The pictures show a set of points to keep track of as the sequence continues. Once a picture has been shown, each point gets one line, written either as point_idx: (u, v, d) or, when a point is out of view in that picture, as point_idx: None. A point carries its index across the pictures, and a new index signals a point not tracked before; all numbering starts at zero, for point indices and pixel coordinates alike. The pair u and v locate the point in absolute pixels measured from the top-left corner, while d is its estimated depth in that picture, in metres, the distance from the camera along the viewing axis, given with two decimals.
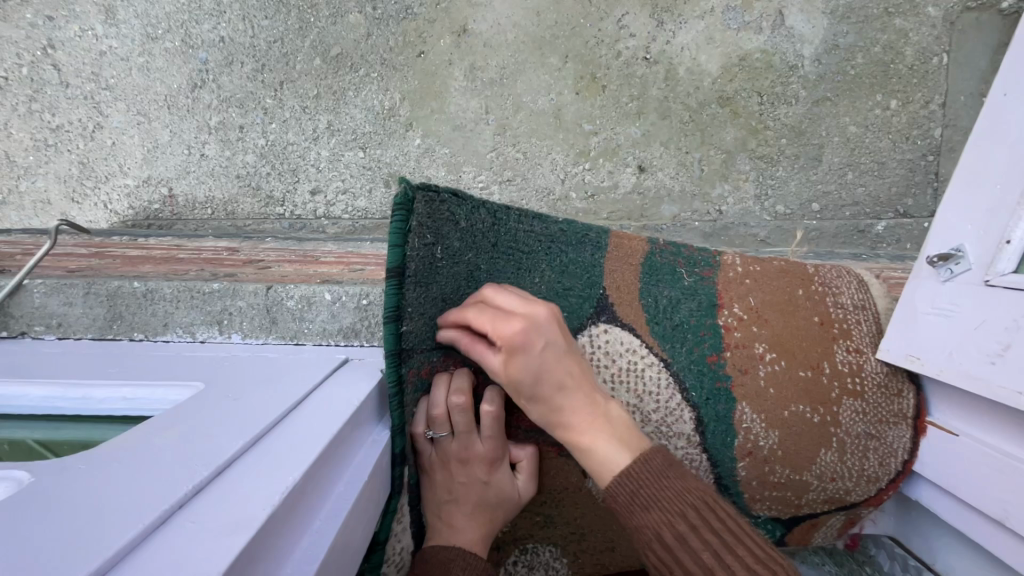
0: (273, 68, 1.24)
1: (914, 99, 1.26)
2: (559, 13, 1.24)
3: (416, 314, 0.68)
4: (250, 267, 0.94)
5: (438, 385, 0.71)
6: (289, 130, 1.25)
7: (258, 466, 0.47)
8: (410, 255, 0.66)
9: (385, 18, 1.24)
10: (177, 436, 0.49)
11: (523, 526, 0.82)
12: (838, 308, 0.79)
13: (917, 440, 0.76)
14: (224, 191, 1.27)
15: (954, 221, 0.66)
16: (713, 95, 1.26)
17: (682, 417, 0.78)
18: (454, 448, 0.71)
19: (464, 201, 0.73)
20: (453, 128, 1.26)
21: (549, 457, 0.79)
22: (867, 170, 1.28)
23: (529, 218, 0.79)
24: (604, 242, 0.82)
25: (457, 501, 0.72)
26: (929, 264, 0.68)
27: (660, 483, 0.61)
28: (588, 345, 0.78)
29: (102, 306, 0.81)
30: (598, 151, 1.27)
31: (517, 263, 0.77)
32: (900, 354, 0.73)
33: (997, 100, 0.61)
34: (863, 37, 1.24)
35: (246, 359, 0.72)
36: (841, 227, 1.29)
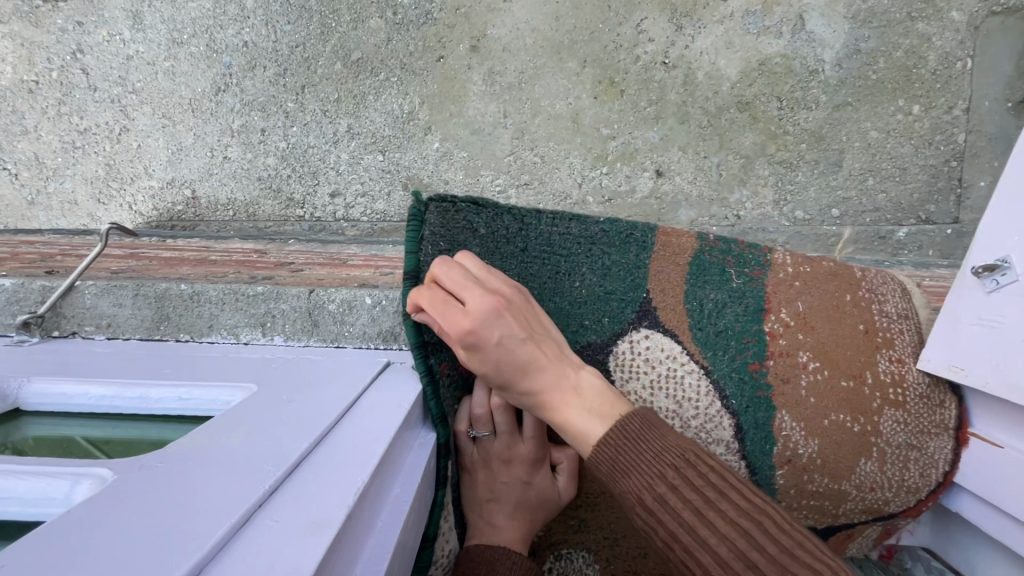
0: (295, 72, 1.26)
1: (937, 104, 1.24)
2: (577, 18, 1.25)
3: None
4: (283, 270, 0.96)
5: (478, 385, 0.73)
6: (310, 134, 1.27)
7: (326, 468, 0.48)
8: (424, 259, 0.72)
9: (406, 23, 1.25)
10: (243, 436, 0.50)
11: (557, 529, 0.81)
12: (883, 316, 0.77)
13: (959, 450, 0.75)
14: (246, 193, 1.28)
15: (1001, 225, 0.64)
16: (732, 99, 1.26)
17: (721, 423, 0.78)
18: (496, 447, 0.72)
19: (485, 209, 0.76)
20: (472, 132, 1.27)
21: (588, 461, 0.79)
22: (889, 176, 1.26)
23: (563, 220, 0.79)
24: (649, 241, 0.81)
25: (498, 501, 0.73)
26: (974, 272, 0.67)
27: (639, 447, 0.59)
28: (628, 350, 0.79)
29: (150, 308, 0.83)
30: (615, 155, 1.27)
31: (556, 267, 0.78)
32: (941, 364, 0.72)
33: None
34: (886, 41, 1.23)
35: (294, 360, 0.73)
36: (862, 233, 1.28)
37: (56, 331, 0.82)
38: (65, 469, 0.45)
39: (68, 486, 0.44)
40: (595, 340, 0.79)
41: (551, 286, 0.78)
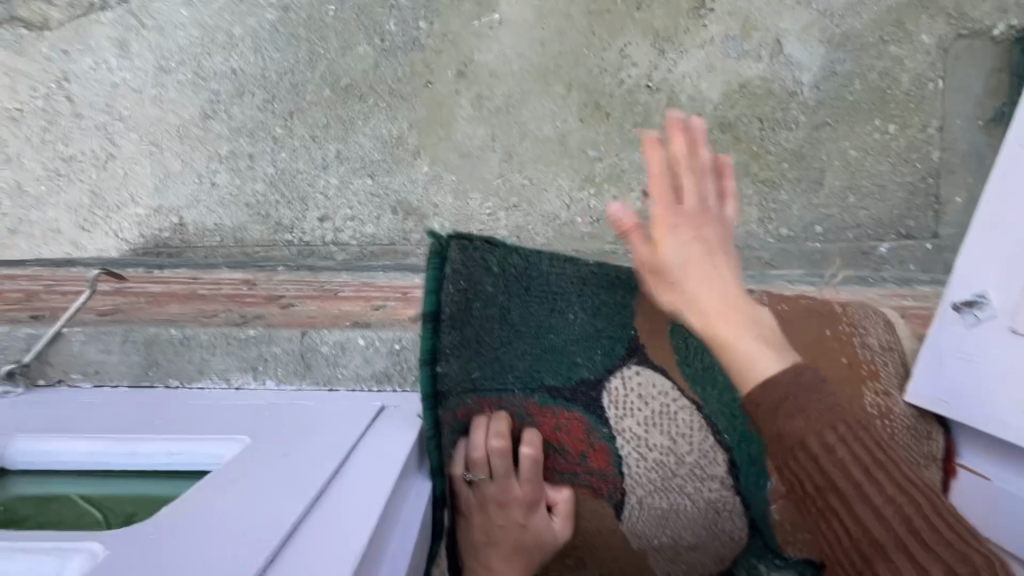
0: (283, 99, 1.27)
1: (911, 124, 1.28)
2: (562, 44, 1.27)
3: (451, 356, 0.71)
4: (274, 305, 0.95)
5: (476, 428, 0.71)
6: (299, 159, 1.27)
7: (321, 532, 0.48)
8: (445, 300, 0.71)
9: (393, 50, 1.27)
10: (236, 500, 0.50)
11: (555, 570, 0.79)
12: (865, 348, 0.85)
13: (949, 479, 0.81)
14: (234, 219, 1.28)
15: (973, 265, 0.72)
16: (714, 121, 1.29)
17: (716, 458, 0.78)
18: (492, 490, 0.71)
19: (497, 247, 0.76)
20: (460, 156, 1.29)
21: (584, 500, 0.77)
22: (868, 194, 1.30)
23: (560, 261, 0.80)
24: (634, 281, 0.83)
25: (496, 545, 0.71)
26: (953, 308, 0.74)
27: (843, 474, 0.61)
28: (621, 386, 0.78)
29: (138, 352, 0.81)
30: (603, 176, 1.29)
31: (552, 306, 0.78)
32: (928, 398, 0.78)
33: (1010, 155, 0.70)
34: (860, 64, 1.27)
35: (286, 407, 0.73)
36: (845, 249, 1.30)
37: (41, 379, 0.80)
38: (55, 546, 0.45)
39: (59, 562, 0.44)
40: (588, 377, 0.78)
41: (550, 323, 0.78)
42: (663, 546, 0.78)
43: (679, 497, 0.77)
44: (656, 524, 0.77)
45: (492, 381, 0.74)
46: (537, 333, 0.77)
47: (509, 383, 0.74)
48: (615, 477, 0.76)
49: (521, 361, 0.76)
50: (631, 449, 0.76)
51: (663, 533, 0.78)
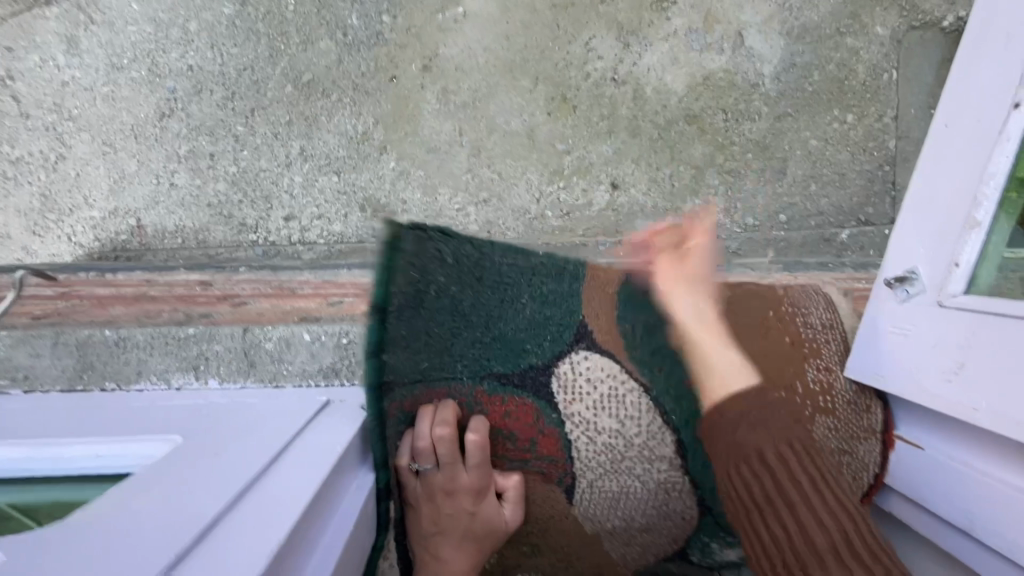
0: (243, 96, 1.24)
1: (868, 113, 1.32)
2: (528, 37, 1.27)
3: (400, 346, 0.75)
4: (226, 304, 0.93)
5: (423, 417, 0.72)
6: (262, 157, 1.24)
7: (240, 529, 0.47)
8: (394, 293, 0.75)
9: (356, 44, 1.25)
10: (157, 500, 0.50)
11: (510, 555, 0.82)
12: (808, 328, 0.83)
13: (887, 453, 0.78)
14: (196, 220, 1.24)
15: (908, 244, 0.74)
16: (680, 113, 1.30)
17: (664, 440, 0.78)
18: (439, 479, 0.71)
19: (451, 239, 0.79)
20: (428, 151, 1.27)
21: (535, 485, 0.78)
22: (829, 182, 1.33)
23: (512, 254, 0.83)
24: (582, 273, 0.84)
25: (444, 533, 0.72)
26: (887, 286, 0.76)
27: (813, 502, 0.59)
28: (569, 371, 0.78)
29: (71, 357, 0.84)
30: (572, 170, 1.29)
31: (502, 295, 0.79)
32: (866, 373, 0.77)
33: (940, 130, 0.72)
34: (819, 55, 1.31)
35: (228, 406, 0.74)
36: (808, 237, 1.34)
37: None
38: None
39: None
40: (538, 363, 0.78)
41: (500, 313, 0.79)
42: (616, 529, 0.80)
43: (630, 479, 0.78)
44: (608, 507, 0.79)
45: (441, 370, 0.76)
46: (487, 322, 0.78)
47: (458, 372, 0.76)
48: (565, 461, 0.78)
49: (472, 350, 0.77)
50: (580, 434, 0.77)
51: (615, 516, 0.79)
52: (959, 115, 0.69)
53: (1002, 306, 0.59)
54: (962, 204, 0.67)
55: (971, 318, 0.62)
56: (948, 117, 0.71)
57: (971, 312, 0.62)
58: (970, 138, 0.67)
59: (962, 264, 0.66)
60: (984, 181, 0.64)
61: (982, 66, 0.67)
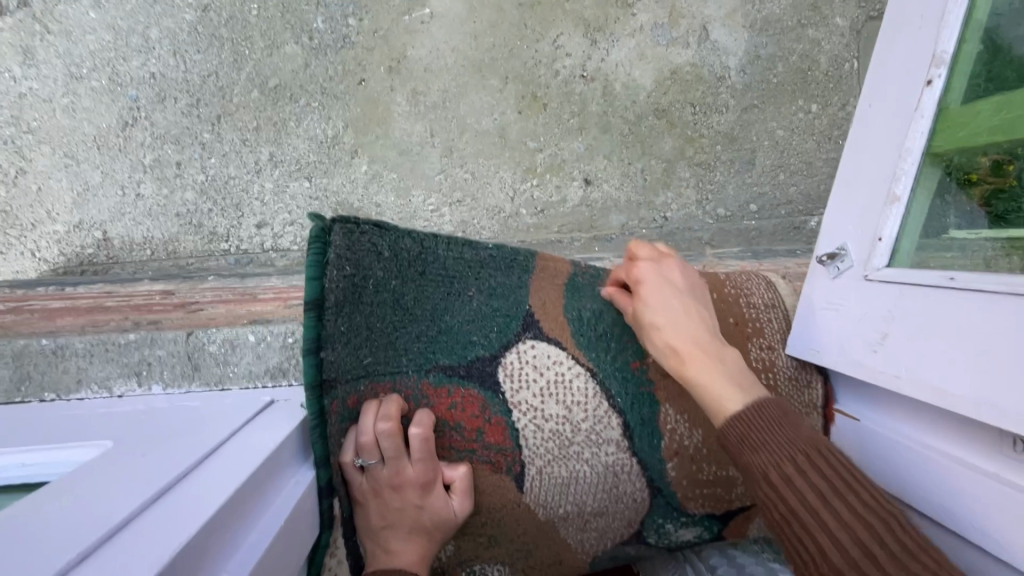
0: (209, 103, 1.22)
1: (832, 103, 1.35)
2: (495, 36, 1.27)
3: (338, 344, 0.67)
4: (182, 311, 0.95)
5: (366, 412, 0.70)
6: (230, 164, 1.23)
7: (154, 524, 0.45)
8: (329, 286, 0.66)
9: (323, 48, 1.24)
10: (71, 500, 0.47)
11: (467, 548, 0.78)
12: (750, 307, 0.84)
13: (828, 426, 0.81)
14: (164, 231, 1.22)
15: (837, 221, 0.76)
16: (649, 107, 1.31)
17: (610, 423, 0.78)
18: (385, 474, 0.69)
19: (387, 231, 0.74)
20: (400, 153, 1.27)
21: (483, 474, 0.76)
22: (797, 170, 1.36)
23: (457, 246, 0.79)
24: (531, 264, 0.83)
25: (392, 527, 0.70)
26: (820, 263, 0.77)
27: (774, 429, 0.62)
28: (515, 360, 0.78)
29: (9, 368, 0.87)
30: (544, 167, 1.30)
31: (447, 289, 0.78)
32: (804, 347, 0.78)
33: (864, 109, 0.73)
34: (782, 47, 1.33)
35: (169, 411, 0.73)
36: (779, 225, 1.37)
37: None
38: None
39: None
40: (484, 354, 0.77)
41: (446, 307, 0.77)
42: (569, 516, 0.80)
43: (579, 463, 0.78)
44: (557, 494, 0.78)
45: (386, 365, 0.73)
46: (432, 315, 0.76)
47: (403, 365, 0.74)
48: (513, 449, 0.76)
49: (416, 344, 0.75)
50: (527, 421, 0.77)
51: (567, 501, 0.79)
52: (882, 91, 0.70)
53: (916, 277, 0.62)
54: (883, 180, 0.69)
55: (891, 289, 0.65)
56: (871, 97, 0.72)
57: (891, 284, 0.65)
58: (891, 115, 0.68)
59: (885, 239, 0.68)
60: (903, 157, 0.66)
61: (903, 41, 0.68)
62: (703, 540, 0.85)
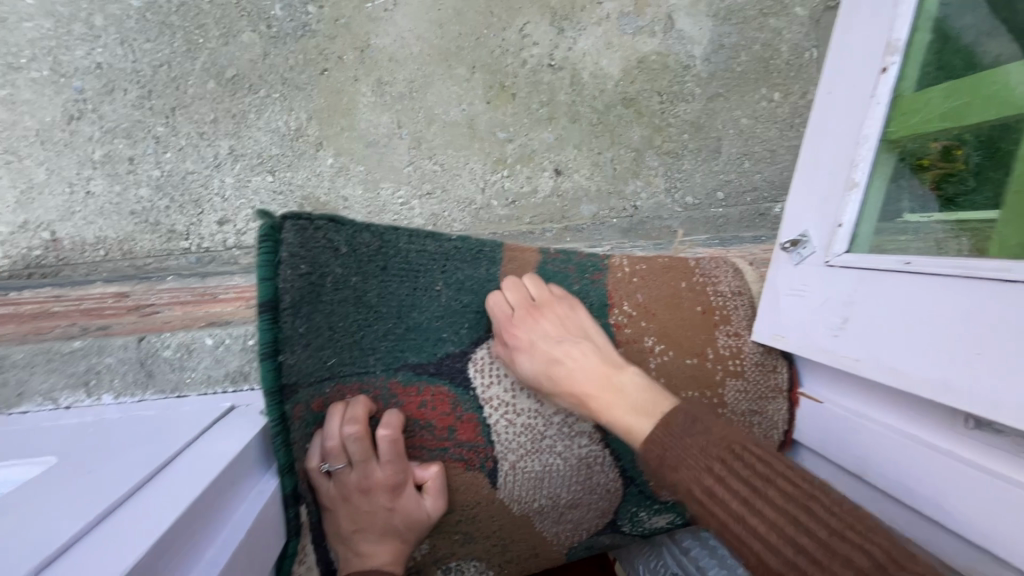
0: (161, 94, 1.16)
1: (793, 91, 1.38)
2: (461, 25, 1.25)
3: (297, 346, 0.66)
4: (134, 314, 0.94)
5: (332, 415, 0.69)
6: (187, 159, 1.18)
7: (104, 543, 0.43)
8: (284, 287, 0.64)
9: (282, 36, 1.19)
10: (14, 517, 0.45)
11: (442, 545, 0.78)
12: (718, 295, 0.86)
13: (793, 410, 0.85)
14: (119, 230, 1.16)
15: (800, 209, 0.79)
16: (617, 97, 1.32)
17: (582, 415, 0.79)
18: (353, 478, 0.69)
19: (343, 226, 0.71)
20: (367, 145, 1.24)
21: (456, 473, 0.76)
22: (761, 158, 1.39)
23: (420, 238, 0.78)
24: (499, 256, 0.83)
25: (362, 531, 0.70)
26: (783, 250, 0.81)
27: (684, 441, 0.61)
28: (486, 356, 0.78)
29: None
30: (514, 158, 1.29)
31: (412, 283, 0.76)
32: (768, 333, 0.82)
33: (824, 97, 0.75)
34: (744, 36, 1.35)
35: (119, 421, 0.71)
36: (745, 212, 1.40)
37: None
38: None
39: None
40: (454, 350, 0.78)
41: (412, 302, 0.76)
42: (545, 508, 0.81)
43: (551, 456, 0.78)
44: (532, 488, 0.79)
45: (350, 366, 0.72)
46: (399, 312, 0.75)
47: (370, 365, 0.73)
48: (486, 445, 0.76)
49: (383, 342, 0.74)
50: (499, 417, 0.76)
51: (541, 495, 0.79)
52: (841, 81, 0.73)
53: (874, 262, 0.65)
54: (842, 169, 0.71)
55: (854, 275, 0.68)
56: (831, 84, 0.74)
57: (853, 270, 0.68)
58: (850, 104, 0.71)
59: (844, 226, 0.71)
60: (859, 144, 0.69)
61: (852, 36, 0.71)
62: (674, 525, 0.90)
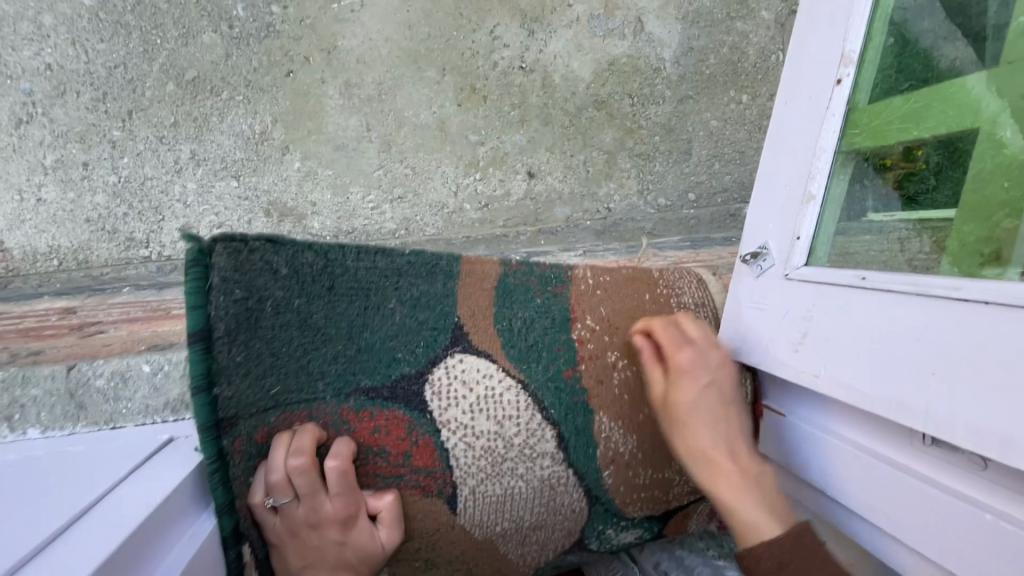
0: (117, 97, 1.11)
1: (760, 93, 1.41)
2: (431, 26, 1.23)
3: (234, 376, 0.66)
4: (77, 333, 0.99)
5: (277, 447, 0.68)
6: (146, 164, 1.13)
7: None
8: (216, 315, 0.64)
9: (245, 37, 1.16)
10: None
11: (403, 573, 0.79)
12: (681, 308, 0.87)
13: (759, 423, 0.85)
14: (73, 238, 1.11)
15: (759, 221, 0.79)
16: (589, 99, 1.32)
17: (543, 436, 0.79)
18: (301, 512, 0.68)
19: (283, 246, 0.70)
20: (335, 149, 1.21)
21: (413, 501, 0.75)
22: (730, 160, 1.41)
23: (370, 254, 0.76)
24: (456, 270, 0.80)
25: (313, 565, 0.70)
26: (744, 262, 0.81)
27: (809, 561, 0.62)
28: (444, 377, 0.76)
29: None
30: (486, 161, 1.28)
31: (363, 303, 0.74)
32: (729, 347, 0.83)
33: (782, 109, 0.76)
34: (712, 39, 1.37)
35: (55, 454, 0.70)
36: (716, 213, 1.42)
37: None
38: None
39: None
40: (410, 370, 0.75)
41: (363, 323, 0.74)
42: (508, 531, 0.82)
43: (513, 479, 0.79)
44: (494, 512, 0.79)
45: (298, 393, 0.71)
46: (349, 333, 0.73)
47: (319, 391, 0.72)
48: (443, 471, 0.76)
49: (333, 366, 0.72)
50: (457, 440, 0.76)
51: (503, 519, 0.80)
52: (798, 93, 0.74)
53: (834, 275, 0.66)
54: (801, 181, 0.72)
55: (809, 289, 0.69)
56: (787, 97, 0.75)
57: (810, 284, 0.69)
58: (804, 117, 0.72)
59: (802, 239, 0.71)
60: (818, 155, 0.69)
61: (814, 46, 0.71)
62: (643, 539, 0.90)
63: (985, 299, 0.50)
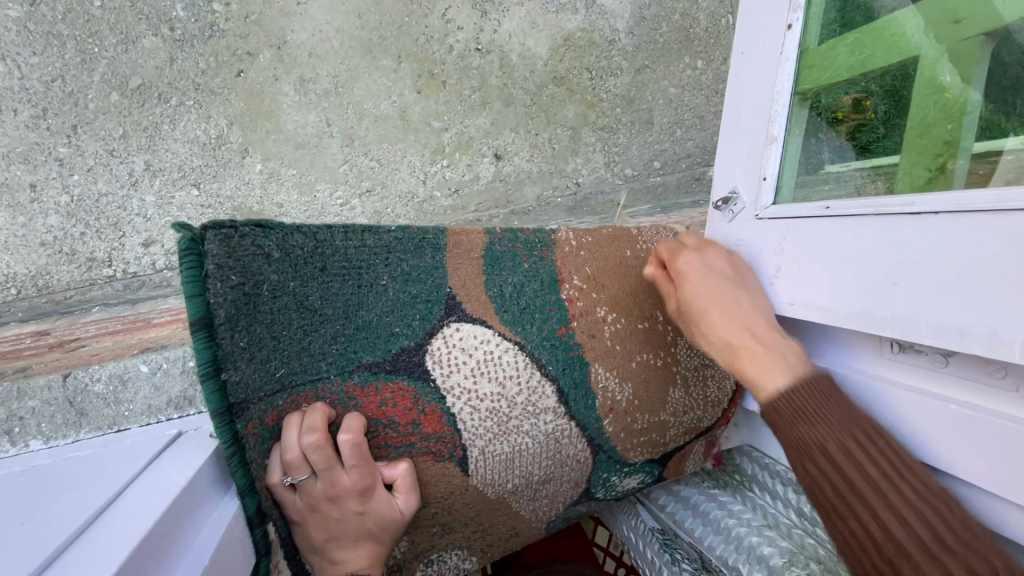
0: (59, 112, 1.06)
1: (714, 57, 1.43)
2: (381, 14, 1.20)
3: (242, 362, 0.65)
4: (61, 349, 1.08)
5: (289, 427, 0.67)
6: (98, 179, 1.09)
7: None
8: (216, 302, 0.63)
9: (188, 39, 1.11)
10: None
11: (423, 539, 0.82)
12: None
13: None
14: (29, 264, 1.07)
15: (726, 167, 0.83)
16: (548, 76, 1.32)
17: (545, 392, 0.81)
18: (319, 488, 0.68)
19: (271, 230, 0.69)
20: (296, 147, 1.18)
21: (425, 466, 0.77)
22: (691, 125, 1.43)
23: (357, 233, 0.76)
24: (443, 242, 0.80)
25: (337, 538, 0.70)
26: (716, 208, 0.85)
27: (826, 405, 0.65)
28: (444, 346, 0.77)
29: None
30: (452, 147, 1.27)
31: (355, 281, 0.74)
32: None
33: (739, 57, 0.78)
34: (663, 7, 1.38)
35: (49, 469, 0.68)
36: (681, 179, 1.45)
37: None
38: None
39: None
40: (408, 343, 0.76)
41: (359, 301, 0.74)
42: (519, 488, 0.85)
43: (520, 437, 0.81)
44: (504, 470, 0.82)
45: (302, 374, 0.71)
46: (346, 312, 0.73)
47: (323, 371, 0.72)
48: (452, 435, 0.77)
49: (333, 345, 0.72)
50: (462, 405, 0.77)
51: (514, 475, 0.83)
52: (752, 40, 0.76)
53: (799, 211, 0.70)
54: (762, 123, 0.75)
55: (778, 225, 0.73)
56: (741, 47, 0.78)
57: (779, 221, 0.73)
58: (762, 60, 0.74)
59: (768, 179, 0.75)
60: (775, 100, 0.72)
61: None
62: (646, 484, 0.97)
63: (935, 210, 0.54)
